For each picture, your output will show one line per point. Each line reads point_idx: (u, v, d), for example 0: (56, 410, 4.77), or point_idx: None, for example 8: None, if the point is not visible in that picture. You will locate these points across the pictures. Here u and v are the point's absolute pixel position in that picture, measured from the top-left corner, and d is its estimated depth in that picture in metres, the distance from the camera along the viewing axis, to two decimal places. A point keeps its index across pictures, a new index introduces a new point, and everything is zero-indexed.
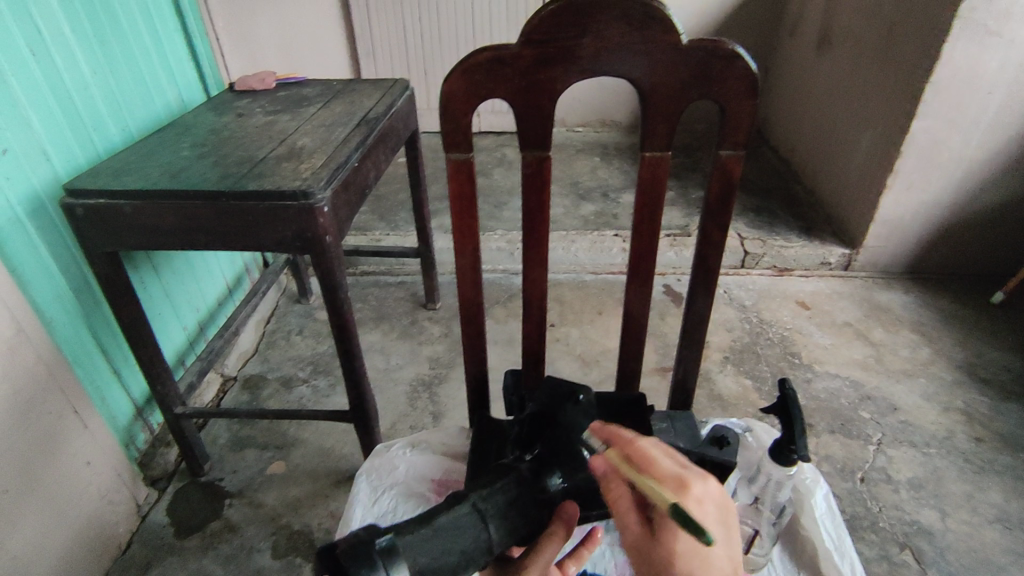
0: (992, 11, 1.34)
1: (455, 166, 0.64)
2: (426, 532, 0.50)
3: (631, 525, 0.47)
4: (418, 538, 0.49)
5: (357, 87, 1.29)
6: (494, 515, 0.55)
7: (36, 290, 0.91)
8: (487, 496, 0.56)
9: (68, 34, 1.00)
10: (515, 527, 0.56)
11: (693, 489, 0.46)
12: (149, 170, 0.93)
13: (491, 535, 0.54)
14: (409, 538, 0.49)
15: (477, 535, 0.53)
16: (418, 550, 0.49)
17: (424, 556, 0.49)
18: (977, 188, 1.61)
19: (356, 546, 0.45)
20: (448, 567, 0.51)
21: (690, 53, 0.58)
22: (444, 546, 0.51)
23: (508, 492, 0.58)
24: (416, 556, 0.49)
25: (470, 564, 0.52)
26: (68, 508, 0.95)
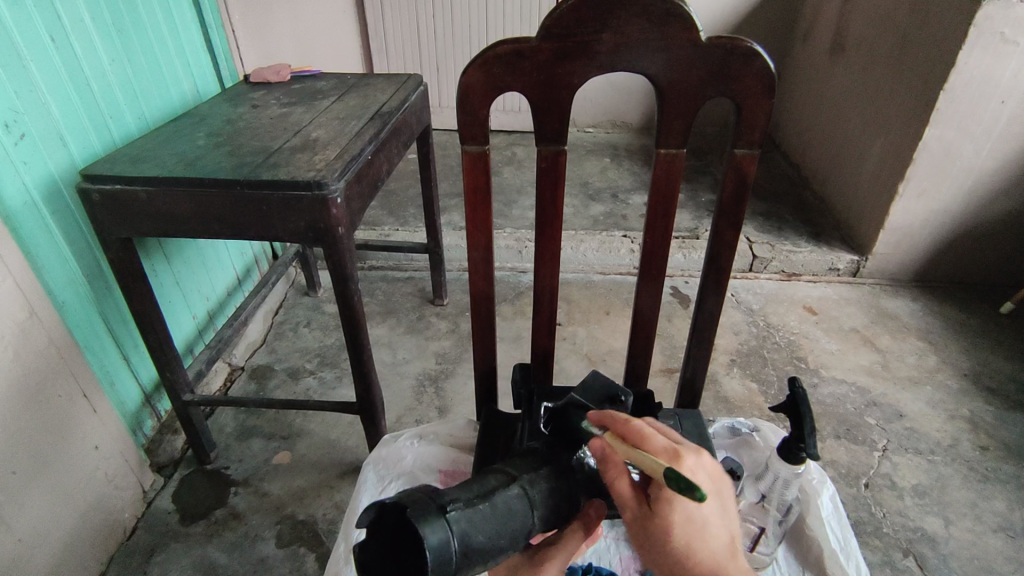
0: (1008, 18, 1.34)
1: (471, 158, 0.64)
2: (483, 508, 0.49)
3: (630, 503, 0.51)
4: (476, 511, 0.49)
5: (371, 82, 1.30)
6: (540, 503, 0.54)
7: (50, 274, 0.92)
8: (533, 482, 0.55)
9: (88, 22, 1.01)
10: (553, 520, 0.55)
11: (685, 459, 0.50)
12: (165, 158, 0.94)
13: (535, 523, 0.53)
14: (471, 510, 0.48)
15: (521, 523, 0.51)
16: (476, 523, 0.48)
17: (479, 531, 0.48)
18: (989, 197, 1.60)
19: (425, 512, 0.45)
20: (497, 548, 0.49)
21: (708, 51, 0.58)
22: (496, 527, 0.49)
23: (553, 485, 0.56)
24: (475, 532, 0.47)
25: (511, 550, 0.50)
26: (75, 491, 0.95)
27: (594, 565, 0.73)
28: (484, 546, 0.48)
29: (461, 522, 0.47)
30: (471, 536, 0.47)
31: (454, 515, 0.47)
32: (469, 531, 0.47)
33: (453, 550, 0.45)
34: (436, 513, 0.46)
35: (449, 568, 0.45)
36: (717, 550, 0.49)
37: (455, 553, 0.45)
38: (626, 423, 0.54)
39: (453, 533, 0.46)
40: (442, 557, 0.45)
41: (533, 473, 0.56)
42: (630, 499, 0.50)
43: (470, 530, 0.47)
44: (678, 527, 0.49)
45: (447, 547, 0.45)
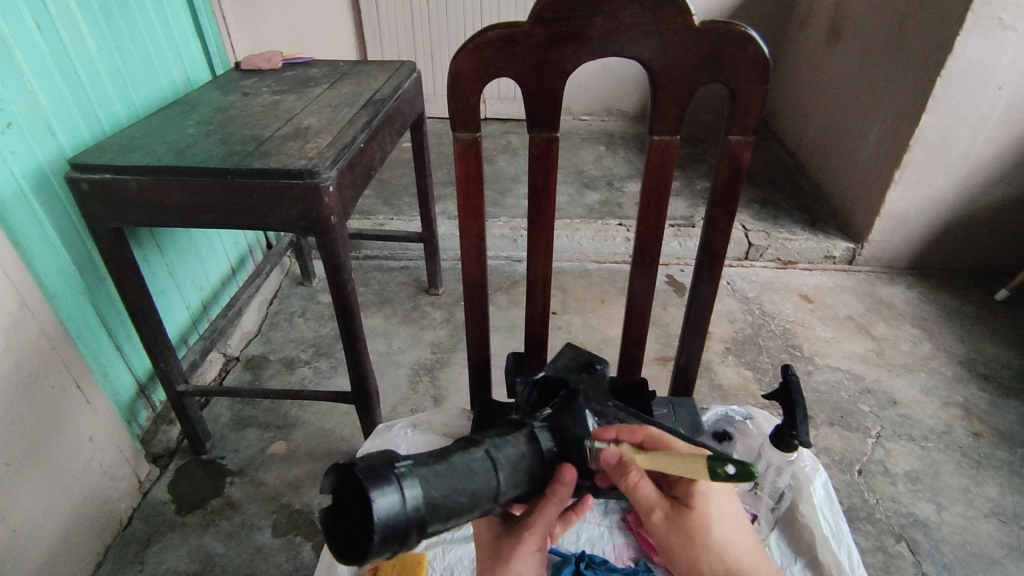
0: (1006, 4, 1.33)
1: (463, 146, 0.64)
2: (443, 467, 0.48)
3: (654, 502, 0.54)
4: (435, 470, 0.47)
5: (364, 69, 1.29)
6: (505, 464, 0.53)
7: (40, 264, 0.91)
8: (501, 446, 0.55)
9: (74, 8, 1.00)
10: (522, 483, 0.54)
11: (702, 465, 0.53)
12: (155, 146, 0.92)
13: (500, 484, 0.52)
14: (426, 468, 0.47)
15: (485, 483, 0.51)
16: (435, 482, 0.47)
17: (437, 489, 0.47)
18: (984, 184, 1.60)
19: (373, 467, 0.44)
20: (457, 506, 0.48)
21: (702, 36, 0.57)
22: (456, 485, 0.48)
23: (522, 450, 0.56)
24: (430, 488, 0.46)
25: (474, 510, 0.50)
26: (70, 482, 0.95)
27: (593, 554, 0.74)
28: (445, 504, 0.47)
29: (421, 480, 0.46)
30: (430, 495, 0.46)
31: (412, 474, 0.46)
32: (423, 488, 0.46)
33: (410, 510, 0.44)
34: (393, 475, 0.44)
35: (408, 528, 0.44)
36: (730, 536, 0.55)
37: (415, 513, 0.44)
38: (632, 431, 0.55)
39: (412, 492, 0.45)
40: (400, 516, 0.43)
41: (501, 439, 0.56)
42: (654, 498, 0.54)
43: (423, 486, 0.46)
44: (703, 516, 0.54)
45: (405, 510, 0.44)
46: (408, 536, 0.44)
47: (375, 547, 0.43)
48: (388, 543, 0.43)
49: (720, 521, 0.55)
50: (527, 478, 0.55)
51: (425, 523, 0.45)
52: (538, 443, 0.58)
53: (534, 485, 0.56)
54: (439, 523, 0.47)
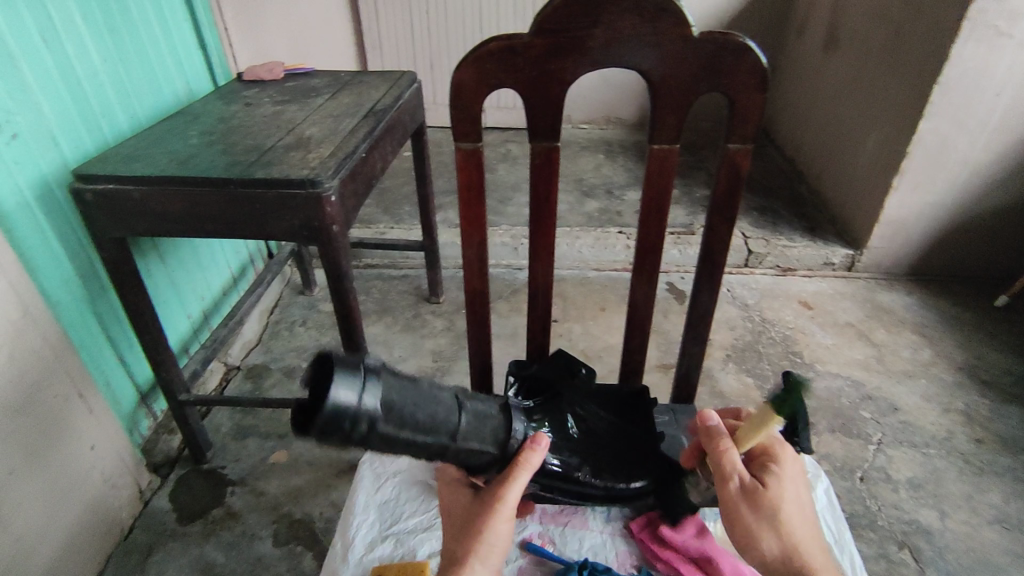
0: (1001, 12, 1.34)
1: (465, 155, 0.64)
2: (409, 381, 0.48)
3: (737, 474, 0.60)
4: (401, 379, 0.47)
5: (364, 79, 1.30)
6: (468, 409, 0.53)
7: (42, 274, 0.91)
8: (468, 396, 0.55)
9: (78, 20, 1.01)
10: (484, 438, 0.54)
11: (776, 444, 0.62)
12: (158, 156, 0.93)
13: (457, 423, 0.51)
14: (395, 377, 0.47)
15: (446, 417, 0.50)
16: (399, 391, 0.46)
17: (400, 399, 0.46)
18: (982, 191, 1.61)
19: (347, 359, 0.45)
20: (414, 422, 0.47)
21: (701, 46, 0.58)
22: (418, 404, 0.48)
23: (490, 411, 0.56)
24: (391, 394, 0.46)
25: (430, 438, 0.48)
26: (72, 492, 0.95)
27: (596, 562, 0.74)
28: (404, 414, 0.46)
29: (389, 384, 0.46)
30: (395, 399, 0.46)
31: (383, 373, 0.46)
32: (386, 394, 0.45)
33: (371, 400, 0.44)
34: (360, 364, 0.45)
35: (367, 422, 0.43)
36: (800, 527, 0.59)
37: (374, 409, 0.44)
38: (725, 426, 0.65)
39: (380, 390, 0.45)
40: (363, 406, 0.43)
41: (468, 395, 0.55)
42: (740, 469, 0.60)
43: (386, 392, 0.45)
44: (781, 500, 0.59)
45: (366, 399, 0.43)
46: (364, 431, 0.43)
47: (330, 427, 0.42)
48: (345, 428, 0.42)
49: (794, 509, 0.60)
50: (485, 442, 0.54)
51: (383, 426, 0.44)
52: (509, 417, 0.59)
53: (495, 456, 0.56)
54: (395, 435, 0.46)
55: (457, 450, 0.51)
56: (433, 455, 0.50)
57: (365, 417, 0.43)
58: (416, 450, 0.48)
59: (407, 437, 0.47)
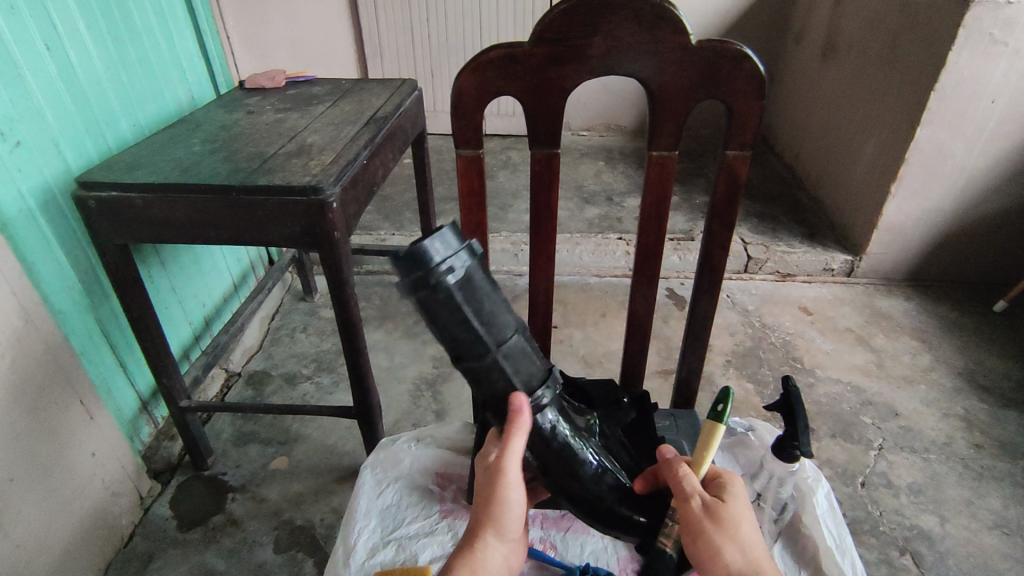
0: (997, 19, 1.35)
1: (466, 162, 0.65)
2: (490, 283, 0.53)
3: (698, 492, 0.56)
4: (487, 278, 0.53)
5: (366, 87, 1.31)
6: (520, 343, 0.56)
7: (44, 280, 0.92)
8: (529, 342, 0.58)
9: (83, 29, 1.02)
10: (524, 378, 0.57)
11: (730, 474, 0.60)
12: (161, 164, 0.94)
13: (507, 341, 0.54)
14: (482, 271, 0.52)
15: (499, 330, 0.54)
16: (480, 280, 0.51)
17: (476, 286, 0.51)
18: (980, 196, 1.62)
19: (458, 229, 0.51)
20: (473, 312, 0.51)
21: (700, 54, 0.59)
22: (485, 301, 0.52)
23: (538, 368, 0.59)
24: (474, 278, 0.51)
25: (479, 333, 0.52)
26: (72, 498, 0.95)
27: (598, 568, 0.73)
28: (471, 299, 0.51)
29: (474, 271, 0.51)
30: (473, 282, 0.51)
31: (474, 260, 0.51)
32: (472, 274, 0.51)
33: (461, 264, 0.49)
34: (463, 238, 0.51)
35: (444, 276, 0.48)
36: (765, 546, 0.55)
37: (456, 271, 0.49)
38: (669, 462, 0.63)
39: (467, 267, 0.50)
40: (447, 264, 0.49)
41: (527, 341, 0.58)
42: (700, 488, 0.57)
43: (473, 272, 0.51)
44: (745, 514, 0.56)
45: (455, 259, 0.49)
46: (438, 280, 0.48)
47: (419, 257, 0.48)
48: (427, 268, 0.48)
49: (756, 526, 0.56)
50: (518, 379, 0.56)
51: (454, 291, 0.49)
52: (550, 385, 0.60)
53: (519, 398, 0.57)
54: (453, 309, 0.50)
55: (493, 363, 0.54)
56: (469, 354, 0.53)
57: (443, 272, 0.48)
58: (461, 337, 0.52)
59: (460, 319, 0.51)
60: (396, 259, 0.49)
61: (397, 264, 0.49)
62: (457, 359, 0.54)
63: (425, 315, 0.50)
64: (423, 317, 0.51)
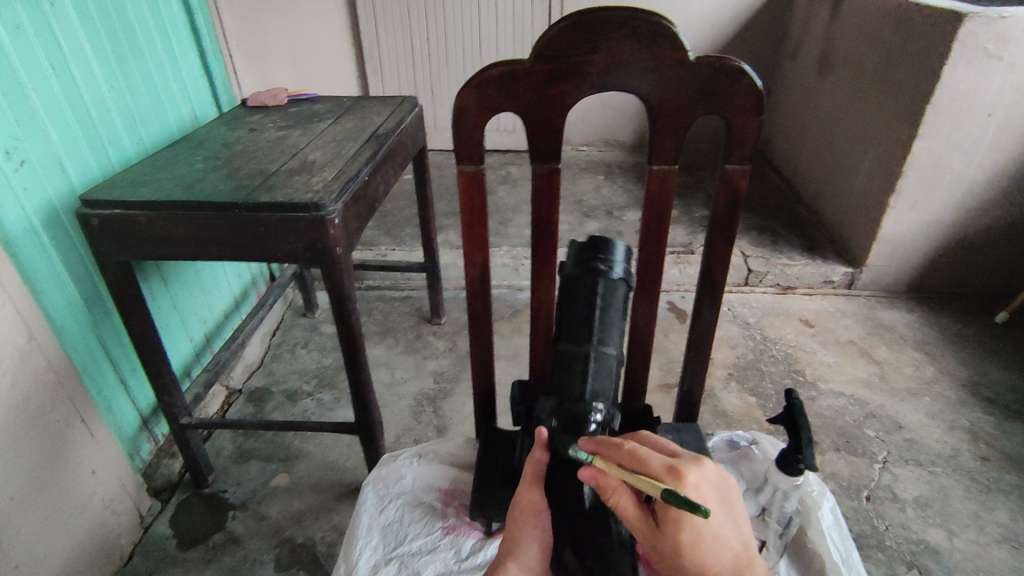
0: (991, 34, 1.37)
1: (467, 177, 0.65)
2: (615, 310, 0.65)
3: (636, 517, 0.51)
4: (619, 304, 0.65)
5: (367, 104, 1.32)
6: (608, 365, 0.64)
7: (47, 298, 0.92)
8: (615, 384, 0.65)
9: (87, 48, 1.03)
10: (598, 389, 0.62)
11: (687, 477, 0.49)
12: (164, 182, 0.94)
13: (602, 349, 0.63)
14: (617, 296, 0.65)
15: (604, 337, 0.64)
16: (613, 298, 0.65)
17: (607, 299, 0.64)
18: (979, 208, 1.62)
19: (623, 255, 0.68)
20: (592, 304, 0.64)
21: (698, 69, 0.59)
22: (605, 310, 0.64)
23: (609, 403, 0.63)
24: (609, 292, 0.64)
25: (591, 324, 0.63)
26: (73, 517, 0.95)
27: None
28: (601, 297, 0.64)
29: (618, 291, 0.65)
30: (612, 294, 0.64)
31: (622, 285, 0.65)
32: (612, 286, 0.64)
33: (616, 270, 0.65)
34: (630, 265, 0.67)
35: (603, 270, 0.64)
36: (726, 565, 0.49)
37: (609, 269, 0.64)
38: (619, 447, 0.53)
39: (615, 280, 0.64)
40: (610, 265, 0.65)
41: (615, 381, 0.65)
42: (636, 517, 0.51)
43: (614, 289, 0.65)
44: (687, 547, 0.49)
45: (616, 264, 0.65)
46: (596, 265, 0.64)
47: (598, 245, 0.65)
48: (594, 254, 0.65)
49: (711, 549, 0.49)
50: (592, 385, 0.62)
51: (598, 280, 0.64)
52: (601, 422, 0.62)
53: (581, 401, 0.61)
54: (587, 294, 0.64)
55: (584, 355, 0.63)
56: (576, 335, 0.64)
57: (611, 267, 0.64)
58: (578, 320, 0.64)
59: (587, 306, 0.64)
60: (581, 241, 0.66)
61: (583, 244, 0.66)
62: (560, 338, 0.65)
63: (568, 287, 0.65)
64: (564, 287, 0.66)
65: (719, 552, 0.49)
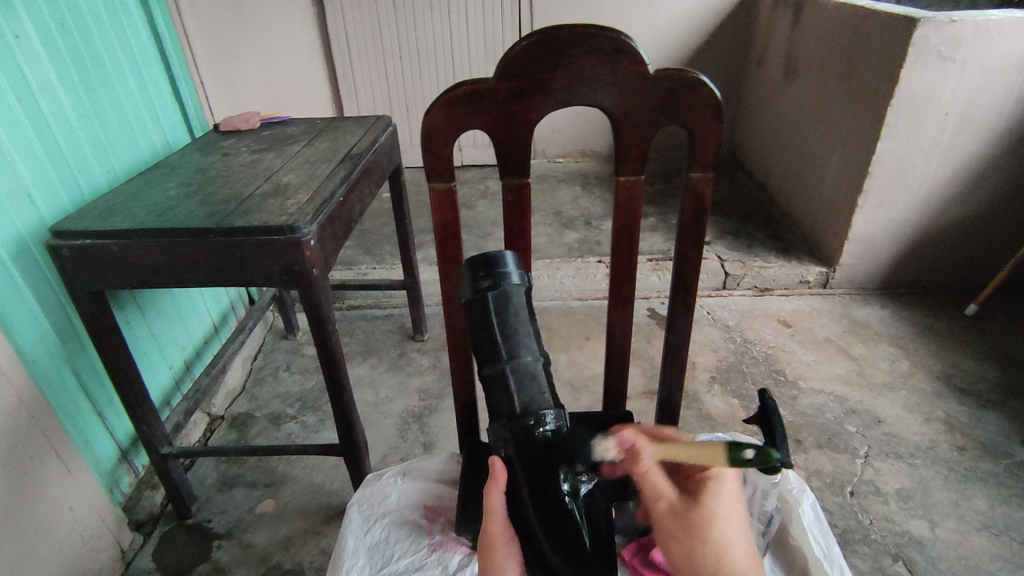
0: (944, 37, 1.42)
1: (439, 195, 0.66)
2: (519, 315, 0.60)
3: (662, 486, 0.55)
4: (519, 307, 0.60)
5: (341, 125, 1.33)
6: (531, 368, 0.59)
7: (18, 333, 0.91)
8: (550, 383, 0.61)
9: (54, 79, 1.02)
10: (527, 396, 0.58)
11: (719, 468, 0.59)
12: (137, 210, 0.94)
13: (522, 357, 0.59)
14: (521, 299, 0.61)
15: (514, 345, 0.59)
16: (511, 303, 0.60)
17: (508, 309, 0.60)
18: (943, 204, 1.67)
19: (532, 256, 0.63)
20: (492, 321, 0.59)
21: (657, 82, 0.61)
22: (510, 321, 0.60)
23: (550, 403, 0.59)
24: (508, 302, 0.60)
25: (495, 341, 0.59)
26: (50, 556, 0.92)
27: None
28: (501, 311, 0.60)
29: (515, 296, 0.61)
30: (508, 302, 0.60)
31: (520, 289, 0.61)
32: (510, 295, 0.60)
33: (511, 277, 0.61)
34: (524, 269, 0.63)
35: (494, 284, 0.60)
36: (746, 552, 0.53)
37: (504, 279, 0.61)
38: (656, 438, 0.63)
39: (510, 285, 0.61)
40: (501, 276, 0.61)
41: (547, 380, 0.61)
42: (666, 490, 0.55)
43: (513, 295, 0.61)
44: (718, 522, 0.53)
45: (510, 275, 0.61)
46: (481, 282, 0.60)
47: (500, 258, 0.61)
48: (481, 272, 0.61)
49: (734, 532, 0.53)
50: (519, 397, 0.58)
51: (488, 297, 0.60)
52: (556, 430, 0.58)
53: (516, 418, 0.57)
54: (483, 315, 0.60)
55: (502, 372, 0.58)
56: (486, 359, 0.59)
57: (501, 279, 0.61)
58: (483, 343, 0.60)
59: (487, 327, 0.60)
60: (467, 262, 0.62)
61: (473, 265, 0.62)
62: (476, 370, 0.61)
63: (467, 316, 0.62)
64: (467, 317, 0.62)
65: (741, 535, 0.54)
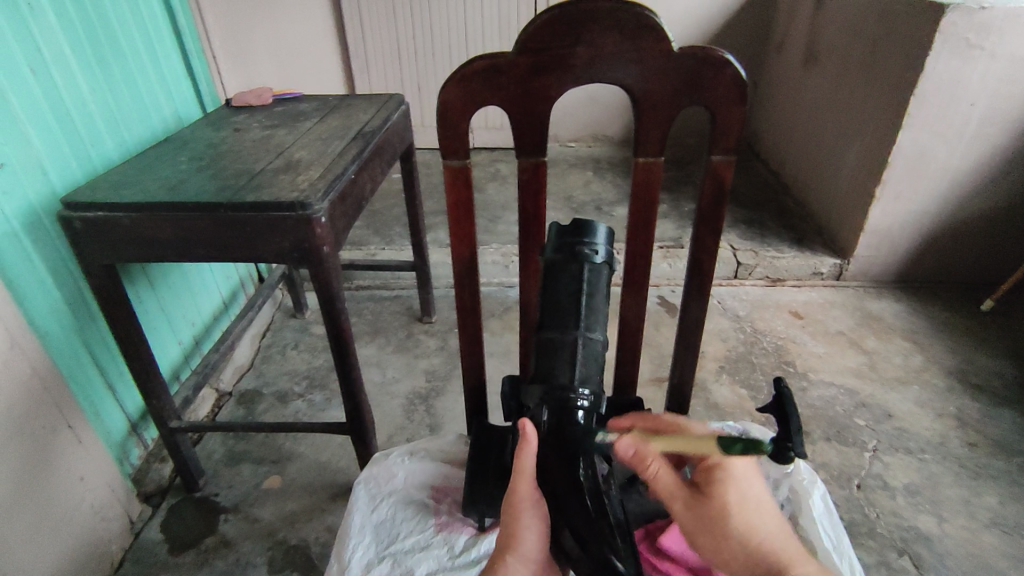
0: (971, 24, 1.38)
1: (453, 172, 0.65)
2: (599, 293, 0.61)
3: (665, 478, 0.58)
4: (601, 285, 0.61)
5: (353, 103, 1.31)
6: (596, 347, 0.60)
7: (30, 303, 0.91)
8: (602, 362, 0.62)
9: (67, 50, 1.02)
10: (582, 371, 0.59)
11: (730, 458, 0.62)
12: (148, 183, 0.93)
13: (593, 335, 0.60)
14: (605, 279, 0.61)
15: (591, 321, 0.60)
16: (596, 280, 0.61)
17: (592, 285, 0.60)
18: (964, 196, 1.63)
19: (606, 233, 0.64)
20: (573, 289, 0.60)
21: (682, 61, 0.59)
22: (591, 297, 0.60)
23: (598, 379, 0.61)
24: (593, 278, 0.60)
25: (578, 310, 0.59)
26: (61, 526, 0.94)
27: None
28: (586, 282, 0.60)
29: (602, 275, 0.61)
30: (597, 279, 0.61)
31: (605, 269, 0.61)
32: (599, 272, 0.61)
33: (602, 253, 0.61)
34: (612, 246, 0.62)
35: (586, 254, 0.60)
36: (771, 527, 0.58)
37: (595, 252, 0.61)
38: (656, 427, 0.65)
39: (599, 263, 0.61)
40: (593, 247, 0.61)
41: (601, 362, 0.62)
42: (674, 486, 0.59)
43: (601, 273, 0.61)
44: (736, 508, 0.58)
45: (602, 249, 0.61)
46: (579, 249, 0.60)
47: (587, 230, 0.61)
48: (576, 238, 0.61)
49: (754, 514, 0.58)
50: (578, 371, 0.59)
51: (583, 266, 0.60)
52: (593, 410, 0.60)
53: (568, 387, 0.58)
54: (573, 281, 0.60)
55: (571, 340, 0.59)
56: (558, 323, 0.60)
57: (594, 252, 0.61)
58: (562, 307, 0.60)
59: (572, 293, 0.60)
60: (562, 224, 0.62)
61: (563, 229, 0.62)
62: (543, 324, 0.61)
63: (550, 273, 0.61)
64: (547, 275, 0.62)
65: (761, 514, 0.59)
